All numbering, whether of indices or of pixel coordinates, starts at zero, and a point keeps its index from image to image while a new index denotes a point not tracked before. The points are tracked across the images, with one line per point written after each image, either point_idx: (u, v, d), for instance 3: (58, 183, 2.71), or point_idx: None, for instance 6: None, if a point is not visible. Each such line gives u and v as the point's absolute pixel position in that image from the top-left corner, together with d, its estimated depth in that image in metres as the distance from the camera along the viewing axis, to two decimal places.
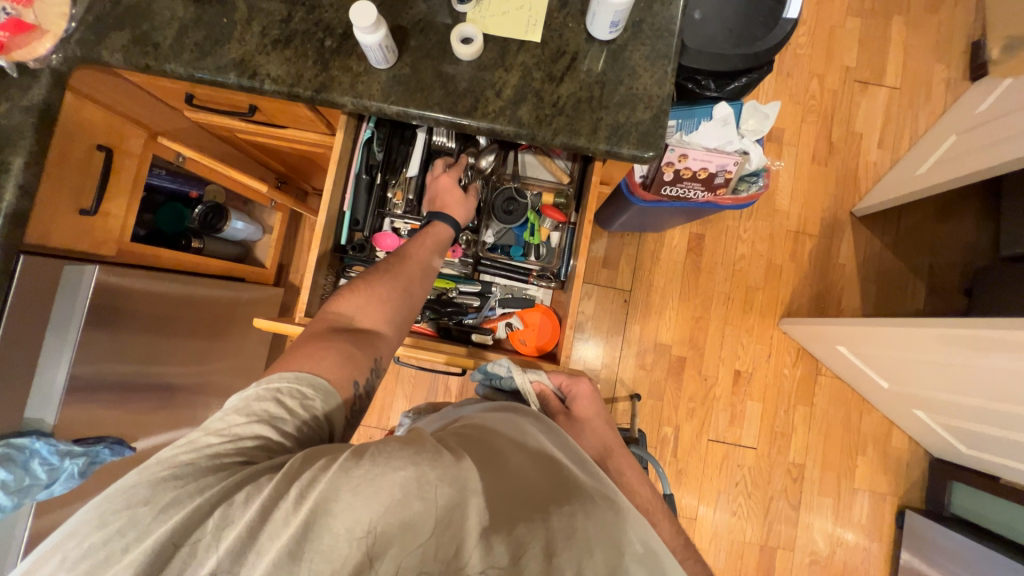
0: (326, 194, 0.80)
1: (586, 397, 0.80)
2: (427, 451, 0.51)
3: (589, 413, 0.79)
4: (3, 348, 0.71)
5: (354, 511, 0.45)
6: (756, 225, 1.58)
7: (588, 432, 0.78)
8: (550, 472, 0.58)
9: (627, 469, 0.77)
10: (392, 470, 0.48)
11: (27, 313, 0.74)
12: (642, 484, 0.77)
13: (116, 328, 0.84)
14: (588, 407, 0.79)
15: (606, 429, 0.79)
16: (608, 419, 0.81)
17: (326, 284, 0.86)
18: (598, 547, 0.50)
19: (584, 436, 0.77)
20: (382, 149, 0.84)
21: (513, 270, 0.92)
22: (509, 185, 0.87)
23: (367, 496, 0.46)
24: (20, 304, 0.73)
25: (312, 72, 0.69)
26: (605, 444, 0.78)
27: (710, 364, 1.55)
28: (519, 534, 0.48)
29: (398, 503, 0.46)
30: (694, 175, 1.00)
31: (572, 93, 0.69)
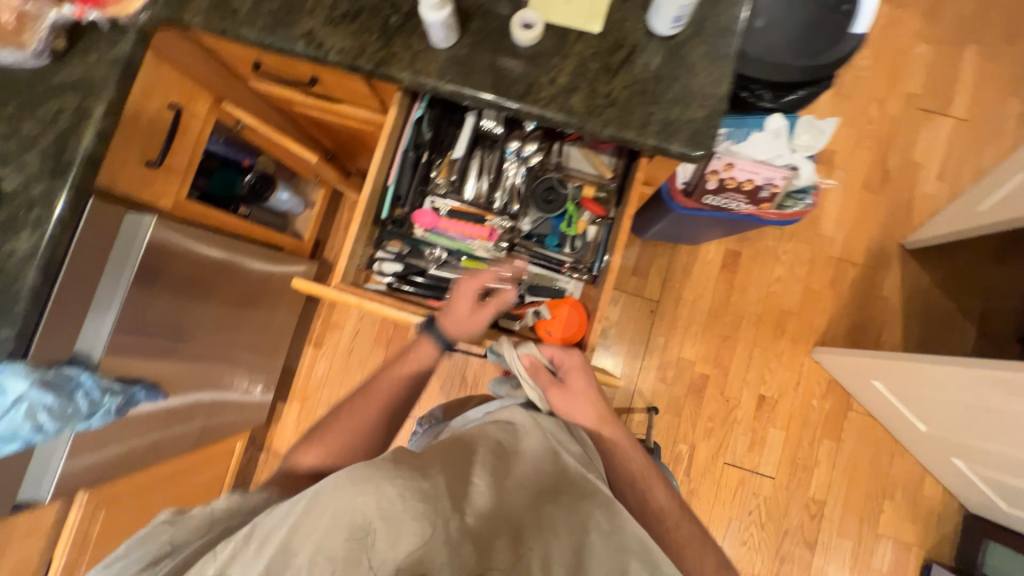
0: (374, 166, 0.82)
1: (578, 369, 0.83)
2: (390, 469, 0.55)
3: (583, 389, 0.82)
4: (69, 280, 0.77)
5: (325, 542, 0.49)
6: (796, 248, 1.53)
7: (582, 400, 0.82)
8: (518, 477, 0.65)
9: (618, 438, 0.85)
10: (354, 496, 0.52)
11: (88, 252, 0.79)
12: (632, 453, 0.85)
13: (160, 279, 0.89)
14: (582, 383, 0.82)
15: (597, 395, 0.83)
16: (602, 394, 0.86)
17: (363, 256, 0.88)
18: (564, 530, 0.60)
19: (578, 408, 0.82)
20: (431, 129, 0.86)
21: (547, 260, 0.91)
22: (552, 175, 0.87)
23: (331, 524, 0.50)
24: (85, 243, 0.78)
25: (374, 47, 0.71)
26: (598, 414, 0.83)
27: (733, 385, 1.51)
28: (488, 531, 0.56)
29: (360, 524, 0.50)
30: (738, 185, 0.98)
31: (625, 85, 0.69)
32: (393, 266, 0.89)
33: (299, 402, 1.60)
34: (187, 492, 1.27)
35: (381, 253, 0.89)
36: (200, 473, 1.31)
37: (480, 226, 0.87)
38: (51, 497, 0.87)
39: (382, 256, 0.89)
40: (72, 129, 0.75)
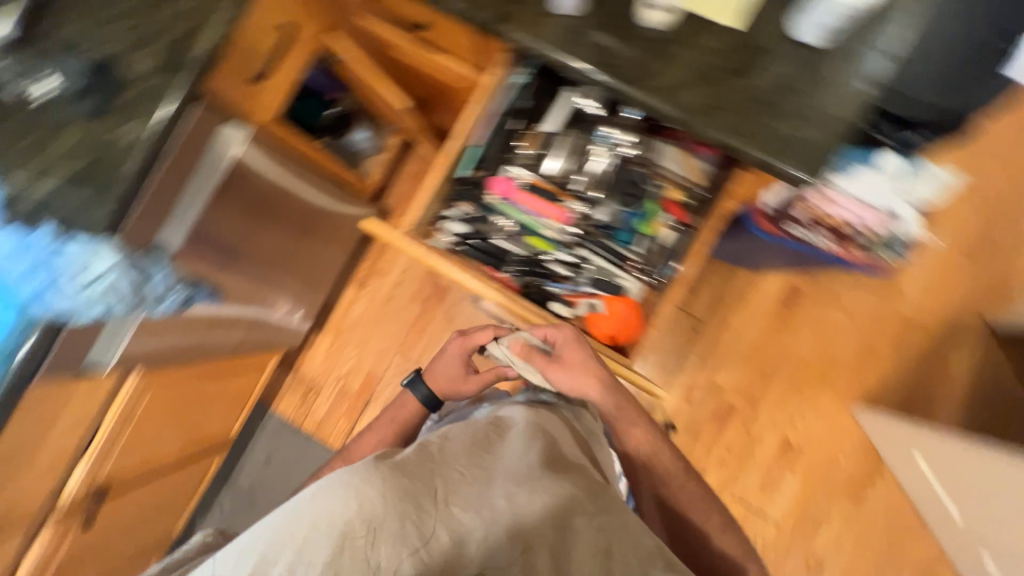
0: (464, 121, 0.82)
1: (574, 346, 0.85)
2: (366, 475, 0.63)
3: (580, 363, 0.85)
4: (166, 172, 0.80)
5: (311, 541, 0.58)
6: (863, 298, 1.43)
7: (581, 374, 0.84)
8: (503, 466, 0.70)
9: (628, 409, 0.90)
10: (330, 500, 0.60)
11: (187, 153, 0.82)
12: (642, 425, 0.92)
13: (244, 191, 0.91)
14: (580, 358, 0.85)
15: (594, 368, 0.85)
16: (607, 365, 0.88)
17: (432, 211, 0.87)
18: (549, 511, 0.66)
19: (578, 381, 0.84)
20: (531, 97, 0.84)
21: (613, 255, 0.87)
22: (640, 169, 0.84)
23: (311, 525, 0.59)
24: (185, 144, 0.81)
25: (492, 1, 0.69)
26: (603, 385, 0.85)
27: (760, 423, 1.45)
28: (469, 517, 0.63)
29: (339, 523, 0.59)
30: (832, 221, 0.95)
31: (745, 90, 0.64)
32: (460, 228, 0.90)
33: (334, 336, 1.67)
34: (221, 393, 1.35)
35: (448, 213, 0.89)
36: (235, 379, 1.39)
37: (553, 205, 0.85)
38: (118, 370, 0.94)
39: (449, 218, 0.89)
40: (193, 32, 0.78)
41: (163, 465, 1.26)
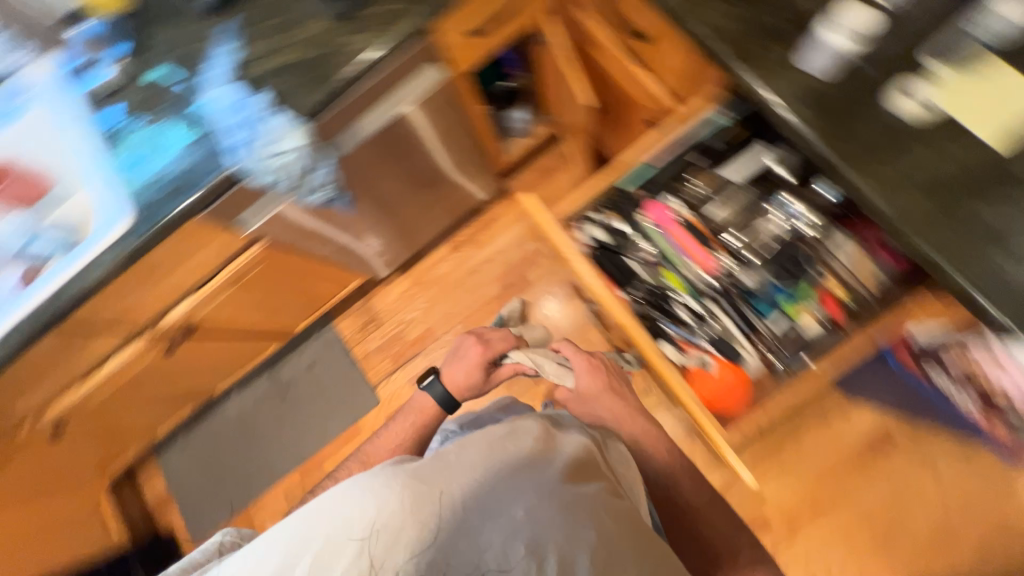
0: (651, 141, 0.84)
1: (591, 366, 1.04)
2: (379, 484, 0.66)
3: (598, 386, 1.02)
4: (371, 85, 0.87)
5: (324, 548, 0.63)
6: (959, 480, 1.27)
7: (604, 395, 1.01)
8: (520, 475, 0.69)
9: (646, 429, 0.98)
10: (342, 509, 0.64)
11: (394, 75, 0.89)
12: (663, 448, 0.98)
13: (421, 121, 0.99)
14: (597, 380, 1.03)
15: (616, 395, 1.00)
16: (623, 388, 1.03)
17: (581, 209, 0.86)
18: (566, 528, 0.65)
19: (603, 399, 1.00)
20: (726, 142, 0.85)
21: (744, 321, 0.83)
22: (805, 249, 0.82)
23: (325, 528, 0.64)
24: (399, 67, 0.88)
25: (739, 38, 0.70)
26: (624, 406, 1.00)
27: (792, 561, 1.30)
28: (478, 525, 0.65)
29: (349, 528, 0.63)
30: (987, 386, 0.95)
31: (981, 216, 0.59)
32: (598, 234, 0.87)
33: (411, 283, 1.75)
34: (307, 292, 1.46)
35: (592, 216, 0.87)
36: (317, 286, 1.48)
37: (704, 250, 0.84)
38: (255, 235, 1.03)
39: (592, 222, 0.87)
40: None
41: (239, 332, 1.38)
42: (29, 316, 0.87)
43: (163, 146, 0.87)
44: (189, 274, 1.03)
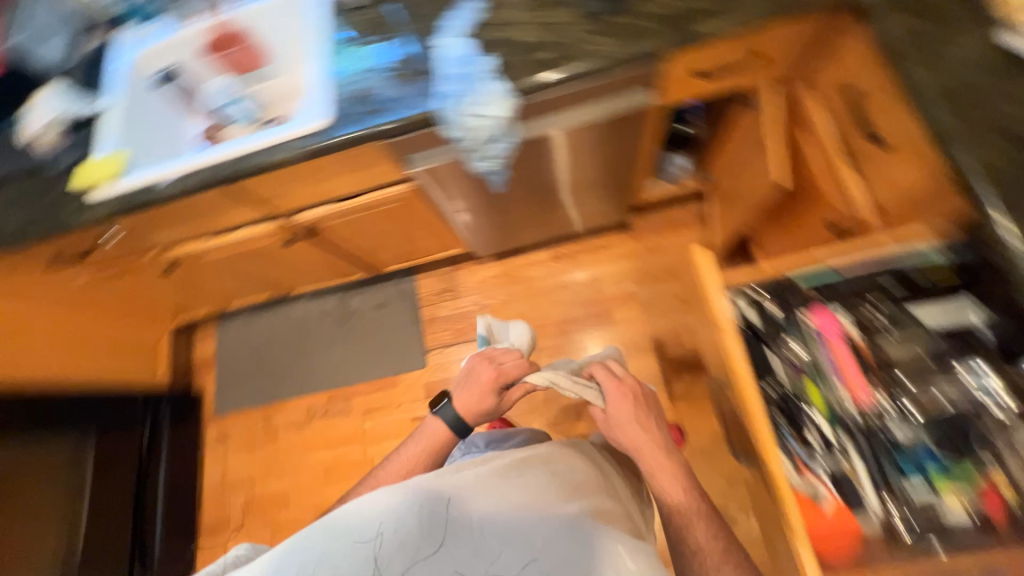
0: (852, 249, 0.76)
1: (621, 393, 0.99)
2: (412, 487, 0.79)
3: (624, 416, 0.97)
4: (587, 86, 0.87)
5: (358, 539, 0.74)
6: None
7: (627, 429, 0.95)
8: (536, 500, 0.80)
9: (666, 467, 0.92)
10: (374, 507, 0.76)
11: (611, 85, 0.89)
12: (682, 487, 0.90)
13: (609, 130, 1.00)
14: (626, 410, 0.97)
15: (643, 429, 0.95)
16: (653, 423, 0.96)
17: (749, 286, 0.81)
18: (574, 555, 0.75)
19: (629, 431, 0.95)
20: (926, 281, 0.77)
21: (883, 473, 0.70)
22: (988, 429, 0.68)
23: (359, 522, 0.75)
24: (620, 79, 0.87)
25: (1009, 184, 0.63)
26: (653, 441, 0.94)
27: None
28: (495, 533, 0.75)
29: (381, 522, 0.74)
30: None
31: None
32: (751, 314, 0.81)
33: (501, 272, 1.76)
34: (411, 241, 1.50)
35: (751, 290, 0.81)
36: (421, 240, 1.52)
37: (862, 378, 0.74)
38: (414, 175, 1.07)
39: (756, 288, 0.81)
40: (709, 12, 0.83)
41: (346, 252, 1.45)
42: (212, 170, 0.95)
43: (378, 69, 0.93)
44: (345, 185, 1.09)
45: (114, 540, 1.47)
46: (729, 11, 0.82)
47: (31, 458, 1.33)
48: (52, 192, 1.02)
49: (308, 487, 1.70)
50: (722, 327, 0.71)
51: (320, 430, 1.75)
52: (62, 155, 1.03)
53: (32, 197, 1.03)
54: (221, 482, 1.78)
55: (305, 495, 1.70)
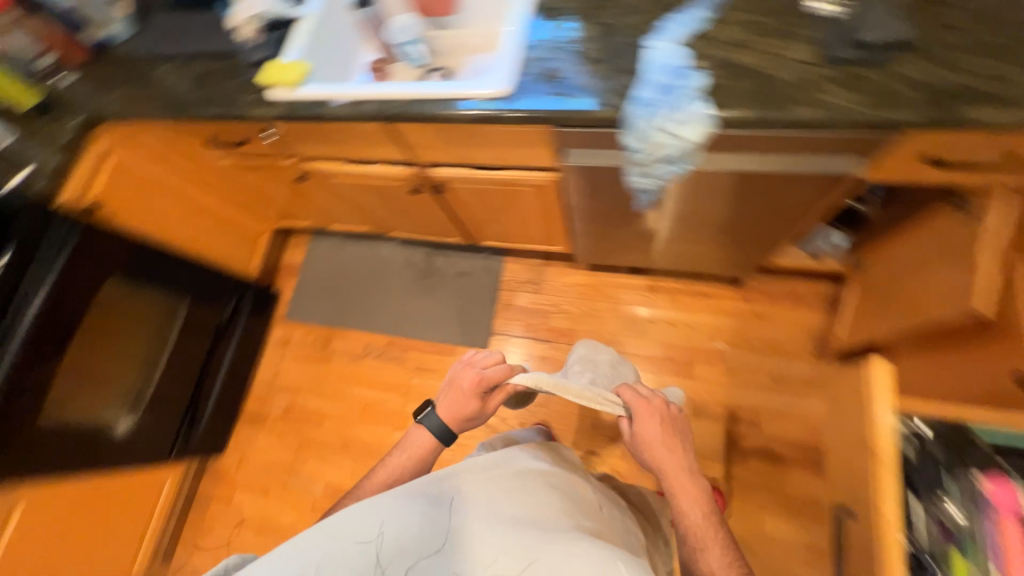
0: None
1: (647, 411, 0.88)
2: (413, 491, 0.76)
3: (652, 435, 0.87)
4: (800, 136, 0.78)
5: (361, 544, 0.69)
6: None
7: (651, 448, 0.86)
8: (536, 513, 0.75)
9: (687, 489, 0.85)
10: (375, 509, 0.72)
11: (826, 142, 0.79)
12: (699, 509, 0.84)
13: (792, 188, 0.89)
14: (653, 429, 0.87)
15: (669, 450, 0.86)
16: (679, 444, 0.87)
17: (911, 420, 0.77)
18: (575, 554, 0.65)
19: (653, 450, 0.86)
20: None
21: None
22: None
23: (361, 523, 0.71)
24: (840, 140, 0.78)
25: None
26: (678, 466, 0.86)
27: None
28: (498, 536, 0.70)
29: (384, 524, 0.71)
30: None
31: None
32: (904, 448, 0.76)
33: (591, 283, 1.70)
34: (520, 227, 1.47)
35: (915, 424, 0.76)
36: (529, 231, 1.49)
37: None
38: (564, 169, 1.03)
39: (923, 423, 0.76)
40: (980, 97, 0.71)
41: (458, 216, 1.45)
42: (380, 103, 0.95)
43: (577, 53, 0.89)
44: (492, 156, 1.07)
45: (178, 401, 1.60)
46: (1006, 102, 0.70)
47: (147, 307, 1.47)
48: (239, 83, 1.09)
49: (345, 418, 1.77)
50: (879, 450, 0.60)
51: (371, 370, 1.81)
52: (255, 50, 1.06)
53: (223, 83, 1.11)
54: (271, 381, 1.90)
55: (340, 423, 1.77)
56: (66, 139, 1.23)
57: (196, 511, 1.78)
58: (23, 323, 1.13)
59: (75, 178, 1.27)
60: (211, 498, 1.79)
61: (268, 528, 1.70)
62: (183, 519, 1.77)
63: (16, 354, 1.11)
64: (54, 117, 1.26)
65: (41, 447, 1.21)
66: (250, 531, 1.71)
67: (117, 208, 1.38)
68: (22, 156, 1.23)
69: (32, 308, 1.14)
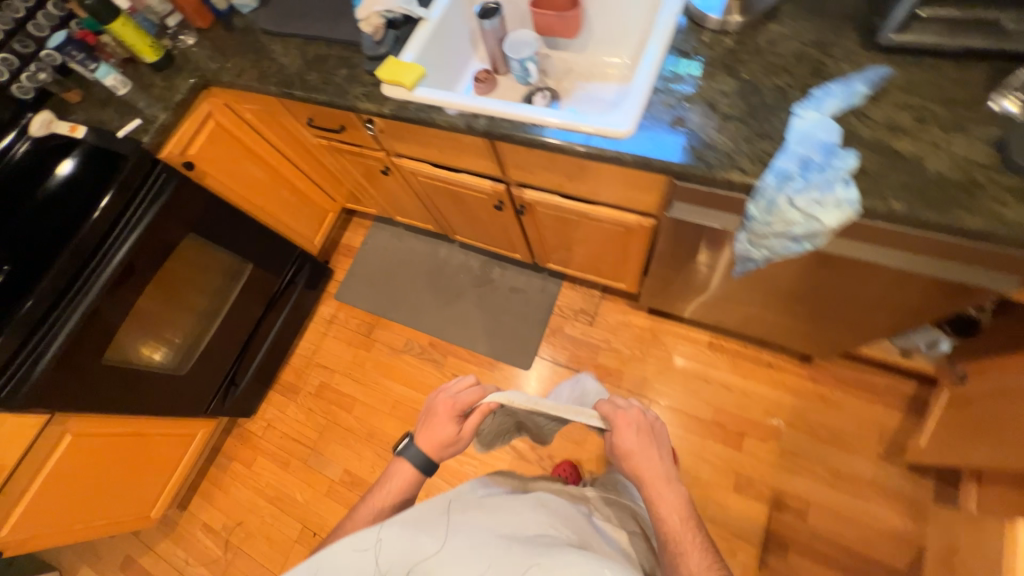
0: None
1: (625, 422, 0.81)
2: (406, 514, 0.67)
3: (631, 446, 0.79)
4: (957, 244, 0.69)
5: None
6: None
7: (630, 458, 0.79)
8: (539, 526, 0.70)
9: (666, 497, 0.76)
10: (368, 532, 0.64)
11: (984, 256, 0.70)
12: (679, 515, 0.75)
13: (925, 292, 0.79)
14: (631, 440, 0.79)
15: (646, 458, 0.79)
16: (658, 452, 0.79)
17: None
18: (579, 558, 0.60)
19: (635, 461, 0.79)
20: None
21: None
22: None
23: (357, 548, 0.62)
24: (1002, 256, 0.69)
25: None
26: (659, 475, 0.78)
27: None
28: (503, 545, 0.63)
29: (380, 547, 0.62)
30: None
31: None
32: None
33: (647, 327, 1.63)
34: (589, 259, 1.43)
35: None
36: (597, 264, 1.45)
37: None
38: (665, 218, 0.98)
39: None
40: None
41: (530, 236, 1.42)
42: (490, 120, 0.94)
43: (707, 104, 0.83)
44: (587, 190, 1.03)
45: (223, 362, 1.63)
46: None
47: (210, 271, 1.52)
48: (350, 76, 1.10)
49: (374, 409, 1.77)
50: None
51: (408, 367, 1.81)
52: (376, 45, 1.06)
53: (335, 72, 1.12)
54: (309, 356, 1.92)
55: (368, 413, 1.77)
56: (177, 99, 1.27)
57: (217, 467, 1.82)
58: (109, 266, 1.22)
59: (176, 137, 1.31)
60: (231, 458, 1.83)
61: (280, 500, 1.72)
62: (204, 472, 1.82)
63: (98, 292, 1.20)
64: (169, 76, 1.31)
65: (98, 385, 1.27)
66: (263, 500, 1.73)
67: (208, 170, 1.42)
68: (136, 109, 1.28)
69: (120, 253, 1.23)
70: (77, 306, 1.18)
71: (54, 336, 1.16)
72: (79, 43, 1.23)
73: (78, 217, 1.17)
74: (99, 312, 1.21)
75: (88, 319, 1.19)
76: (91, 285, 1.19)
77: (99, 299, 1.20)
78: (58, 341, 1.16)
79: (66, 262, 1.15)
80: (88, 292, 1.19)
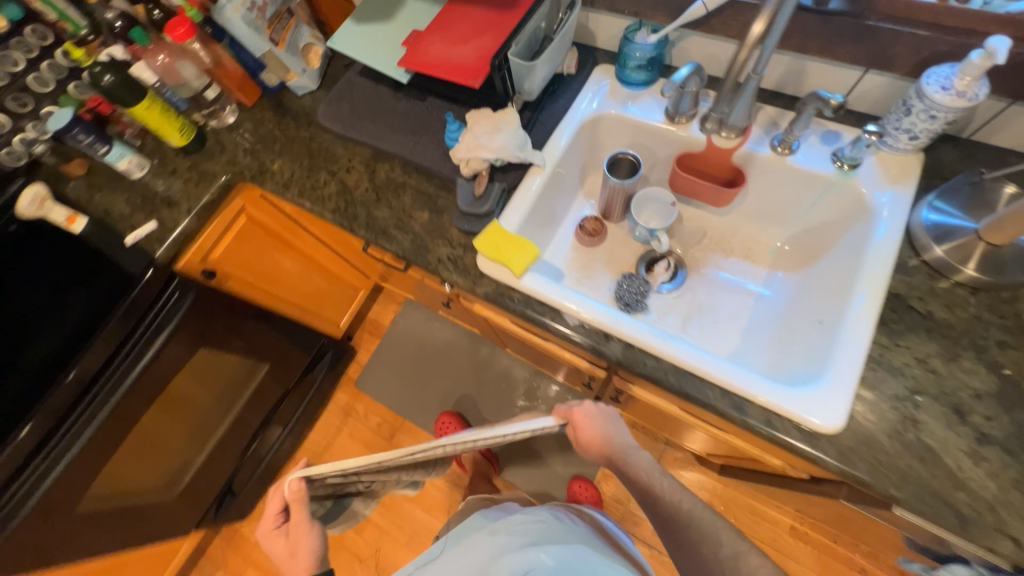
0: None
1: (583, 415, 0.80)
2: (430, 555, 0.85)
3: (595, 433, 0.79)
4: None
5: None
6: None
7: (595, 443, 0.79)
8: (511, 531, 0.77)
9: (638, 461, 0.77)
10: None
11: None
12: (649, 470, 0.76)
13: None
14: (594, 427, 0.79)
15: (610, 443, 0.79)
16: (618, 428, 0.81)
17: None
18: (547, 551, 0.70)
19: (601, 441, 0.79)
20: None
21: None
22: None
23: None
24: None
25: None
26: (620, 445, 0.79)
27: None
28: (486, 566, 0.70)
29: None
30: None
31: None
32: None
33: (720, 493, 1.41)
34: (676, 431, 1.20)
35: None
36: (683, 435, 1.22)
37: None
38: (831, 493, 0.75)
39: None
40: None
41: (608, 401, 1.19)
42: (626, 348, 0.71)
43: (952, 404, 0.60)
44: (729, 427, 0.79)
45: (222, 472, 1.39)
46: None
47: (223, 381, 1.26)
48: (434, 225, 0.86)
49: (389, 534, 1.54)
50: None
51: (433, 487, 1.60)
52: (476, 201, 0.82)
53: (412, 214, 0.87)
54: (319, 454, 1.68)
55: (381, 538, 1.54)
56: (206, 200, 1.01)
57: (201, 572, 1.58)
58: (117, 390, 0.96)
59: (199, 241, 1.06)
60: (218, 565, 1.59)
61: None
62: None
63: (84, 443, 0.94)
64: (199, 163, 1.05)
65: (80, 529, 1.03)
66: None
67: (231, 272, 1.17)
68: (153, 198, 1.03)
69: (139, 367, 0.98)
70: (57, 459, 0.92)
71: (23, 499, 0.90)
72: (88, 123, 0.95)
73: (66, 351, 0.92)
74: (99, 446, 0.97)
75: (89, 448, 0.95)
76: (98, 407, 0.95)
77: (106, 425, 0.96)
78: (35, 494, 0.91)
79: (46, 410, 0.89)
80: (73, 444, 0.93)
